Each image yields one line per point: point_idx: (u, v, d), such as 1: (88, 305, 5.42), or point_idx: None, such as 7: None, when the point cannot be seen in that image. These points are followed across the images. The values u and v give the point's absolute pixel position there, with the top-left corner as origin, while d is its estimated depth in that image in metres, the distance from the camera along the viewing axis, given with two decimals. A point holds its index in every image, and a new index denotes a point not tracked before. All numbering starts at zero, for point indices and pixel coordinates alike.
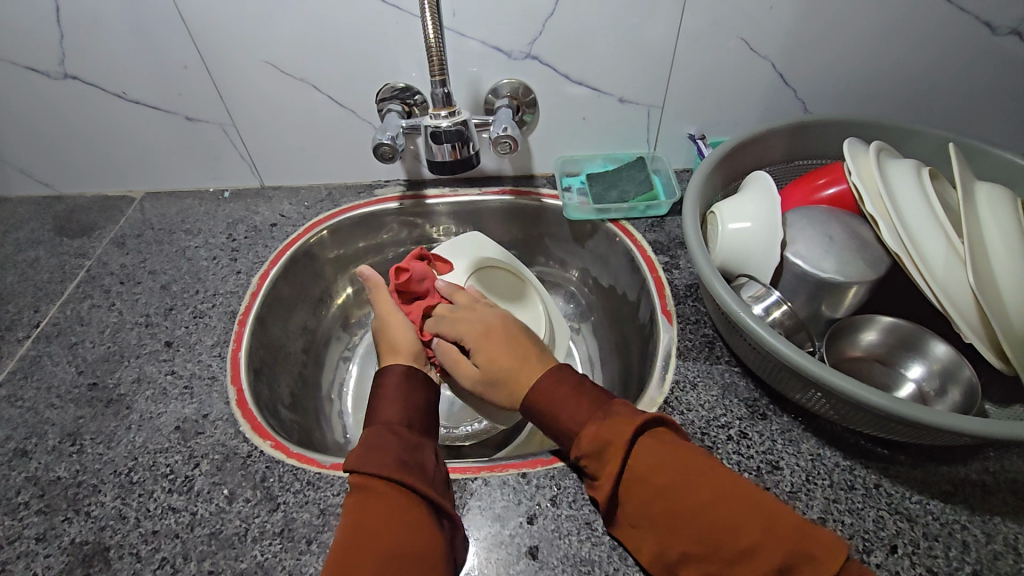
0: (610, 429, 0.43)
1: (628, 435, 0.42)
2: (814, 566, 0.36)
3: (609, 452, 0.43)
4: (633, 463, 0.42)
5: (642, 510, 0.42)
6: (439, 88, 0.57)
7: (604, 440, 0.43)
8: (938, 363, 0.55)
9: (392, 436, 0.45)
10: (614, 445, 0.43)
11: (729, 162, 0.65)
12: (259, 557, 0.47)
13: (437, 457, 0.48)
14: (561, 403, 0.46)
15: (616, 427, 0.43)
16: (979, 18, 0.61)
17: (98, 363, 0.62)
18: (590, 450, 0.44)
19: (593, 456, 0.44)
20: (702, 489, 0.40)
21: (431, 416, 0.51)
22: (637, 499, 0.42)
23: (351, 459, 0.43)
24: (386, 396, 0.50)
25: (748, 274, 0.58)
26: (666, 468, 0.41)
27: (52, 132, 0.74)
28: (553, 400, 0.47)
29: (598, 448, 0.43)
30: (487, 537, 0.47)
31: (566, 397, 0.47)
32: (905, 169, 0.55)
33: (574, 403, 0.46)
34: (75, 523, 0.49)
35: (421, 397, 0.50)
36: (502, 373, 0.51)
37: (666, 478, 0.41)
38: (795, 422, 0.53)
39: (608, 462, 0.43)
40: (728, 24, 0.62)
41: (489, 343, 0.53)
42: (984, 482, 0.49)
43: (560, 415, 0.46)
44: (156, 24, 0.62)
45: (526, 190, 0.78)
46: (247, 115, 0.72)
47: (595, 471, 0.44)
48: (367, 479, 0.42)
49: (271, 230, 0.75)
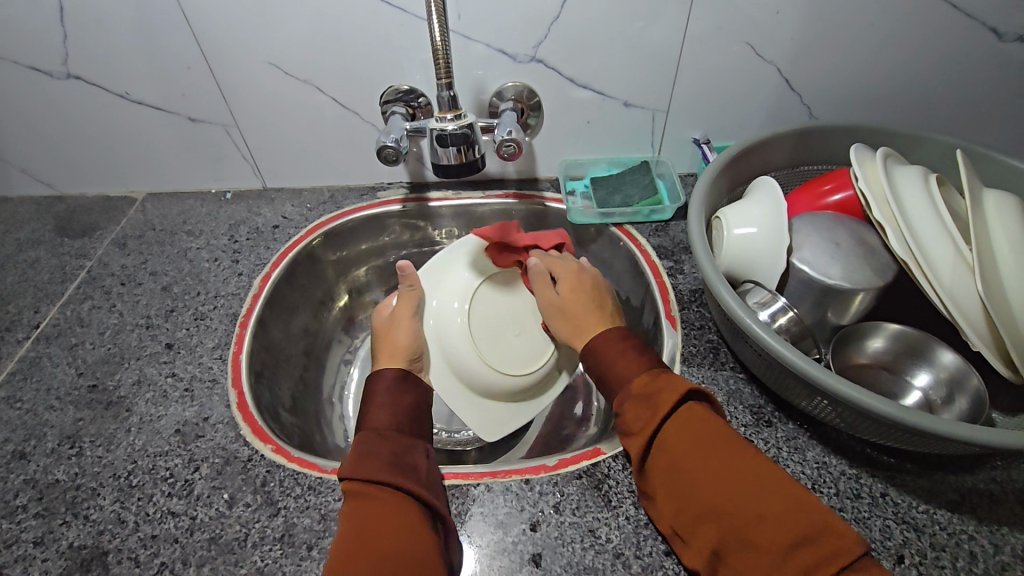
0: (662, 381, 0.45)
1: (681, 386, 0.44)
2: (827, 539, 0.36)
3: (658, 399, 0.44)
4: (677, 414, 0.43)
5: (670, 480, 0.42)
6: (444, 91, 0.56)
7: (655, 388, 0.45)
8: (945, 372, 0.54)
9: (377, 440, 0.45)
10: (663, 396, 0.44)
11: (735, 167, 0.65)
12: (259, 563, 0.46)
13: (426, 459, 0.47)
14: (620, 354, 0.50)
15: (669, 380, 0.45)
16: (985, 24, 0.60)
17: (98, 365, 0.61)
18: (640, 396, 0.45)
19: (640, 402, 0.45)
20: (727, 461, 0.40)
21: (421, 418, 0.51)
22: (665, 465, 0.43)
23: (344, 468, 0.43)
24: (373, 403, 0.50)
25: (754, 280, 0.58)
26: (699, 434, 0.42)
27: (53, 133, 0.74)
28: (612, 347, 0.51)
29: (650, 393, 0.45)
30: (489, 544, 0.46)
31: (625, 351, 0.50)
32: (912, 176, 0.55)
33: (632, 355, 0.49)
34: (73, 527, 0.49)
35: (411, 398, 0.51)
36: (578, 309, 0.58)
37: (690, 442, 0.42)
38: (800, 429, 0.53)
39: (655, 409, 0.44)
40: (735, 29, 0.62)
41: (578, 283, 0.60)
42: (992, 491, 0.48)
43: (618, 364, 0.49)
44: (160, 24, 0.61)
45: (530, 194, 0.78)
46: (249, 115, 0.71)
47: (633, 420, 0.45)
48: (357, 485, 0.42)
49: (273, 232, 0.75)
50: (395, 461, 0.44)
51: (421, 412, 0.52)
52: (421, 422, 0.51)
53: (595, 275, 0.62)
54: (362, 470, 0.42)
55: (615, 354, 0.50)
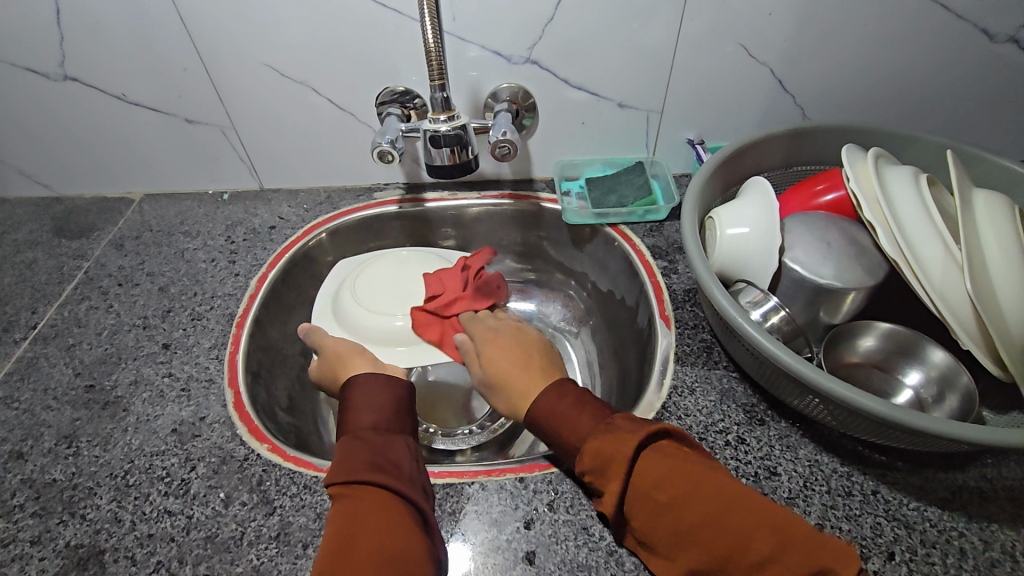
0: (611, 444, 0.42)
1: (629, 451, 0.41)
2: None
3: (611, 467, 0.42)
4: (634, 478, 0.40)
5: (651, 533, 0.40)
6: (438, 92, 0.57)
7: (605, 456, 0.42)
8: (936, 370, 0.55)
9: (360, 444, 0.46)
10: (614, 461, 0.41)
11: (728, 168, 0.66)
12: (255, 561, 0.46)
13: (410, 453, 0.47)
14: (563, 418, 0.47)
15: (616, 443, 0.42)
16: (977, 25, 0.61)
17: (95, 365, 0.61)
18: (594, 467, 0.43)
19: (597, 471, 0.43)
20: (706, 506, 0.38)
21: (407, 415, 0.51)
22: (642, 518, 0.40)
23: (331, 473, 0.43)
24: (355, 404, 0.50)
25: (747, 279, 0.58)
26: (669, 486, 0.39)
27: (48, 133, 0.74)
28: (556, 413, 0.48)
29: (600, 463, 0.42)
30: (483, 542, 0.47)
31: (568, 413, 0.47)
32: (902, 176, 0.55)
33: (578, 419, 0.46)
34: (70, 526, 0.49)
35: (385, 396, 0.51)
36: (505, 376, 0.55)
37: (665, 495, 0.39)
38: (793, 427, 0.53)
39: (612, 479, 0.42)
40: (729, 30, 0.62)
41: (502, 348, 0.58)
42: (982, 489, 0.48)
43: (565, 432, 0.47)
44: (156, 27, 0.62)
45: (526, 194, 0.78)
46: (246, 116, 0.71)
47: (600, 488, 0.43)
48: (345, 489, 0.42)
49: (270, 232, 0.75)
50: (379, 460, 0.45)
51: (404, 408, 0.52)
52: (410, 416, 0.52)
53: (524, 334, 0.60)
54: (349, 474, 0.43)
55: (557, 422, 0.48)
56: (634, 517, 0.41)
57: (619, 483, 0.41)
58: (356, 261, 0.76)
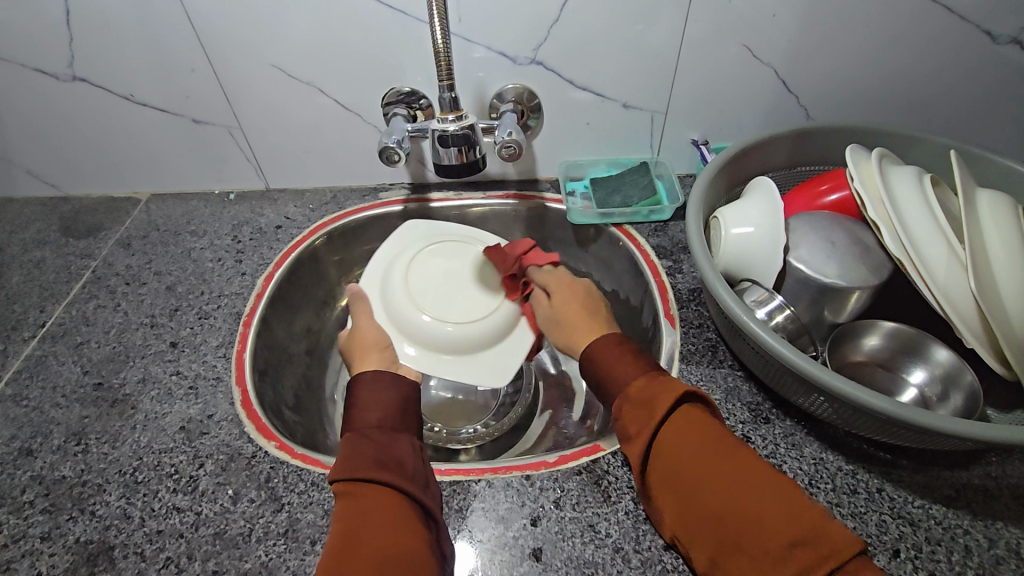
0: (660, 386, 0.45)
1: (676, 390, 0.44)
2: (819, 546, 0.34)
3: (652, 403, 0.44)
4: (675, 415, 0.43)
5: (670, 482, 0.41)
6: (446, 92, 0.57)
7: (650, 393, 0.45)
8: (940, 369, 0.55)
9: (364, 441, 0.45)
10: (658, 398, 0.44)
11: (733, 168, 0.66)
12: (264, 557, 0.47)
13: (415, 451, 0.47)
14: (616, 360, 0.50)
15: (666, 384, 0.45)
16: (979, 27, 0.61)
17: (103, 363, 0.62)
18: (637, 399, 0.45)
19: (638, 404, 0.45)
20: (722, 470, 0.39)
21: (410, 414, 0.51)
22: (665, 464, 0.42)
23: (334, 472, 0.43)
24: (359, 400, 0.50)
25: (752, 279, 0.58)
26: (698, 439, 0.41)
27: (55, 133, 0.75)
28: (609, 356, 0.50)
29: (644, 398, 0.45)
30: (490, 539, 0.47)
31: (622, 356, 0.50)
32: (906, 176, 0.56)
33: (630, 361, 0.49)
34: (80, 522, 0.49)
35: (388, 395, 0.50)
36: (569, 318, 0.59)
37: (692, 447, 0.41)
38: (798, 425, 0.53)
39: (652, 413, 0.43)
40: (733, 31, 0.63)
41: (568, 292, 0.61)
42: (986, 487, 0.49)
43: (614, 373, 0.49)
44: (164, 27, 0.62)
45: (530, 194, 0.79)
46: (253, 117, 0.72)
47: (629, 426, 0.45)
48: (350, 487, 0.42)
49: (276, 232, 0.76)
50: (381, 458, 0.44)
51: (409, 407, 0.51)
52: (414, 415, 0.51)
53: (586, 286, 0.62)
54: (354, 471, 0.43)
55: (609, 362, 0.50)
56: (657, 459, 0.42)
57: (660, 412, 0.43)
58: (407, 237, 0.71)
